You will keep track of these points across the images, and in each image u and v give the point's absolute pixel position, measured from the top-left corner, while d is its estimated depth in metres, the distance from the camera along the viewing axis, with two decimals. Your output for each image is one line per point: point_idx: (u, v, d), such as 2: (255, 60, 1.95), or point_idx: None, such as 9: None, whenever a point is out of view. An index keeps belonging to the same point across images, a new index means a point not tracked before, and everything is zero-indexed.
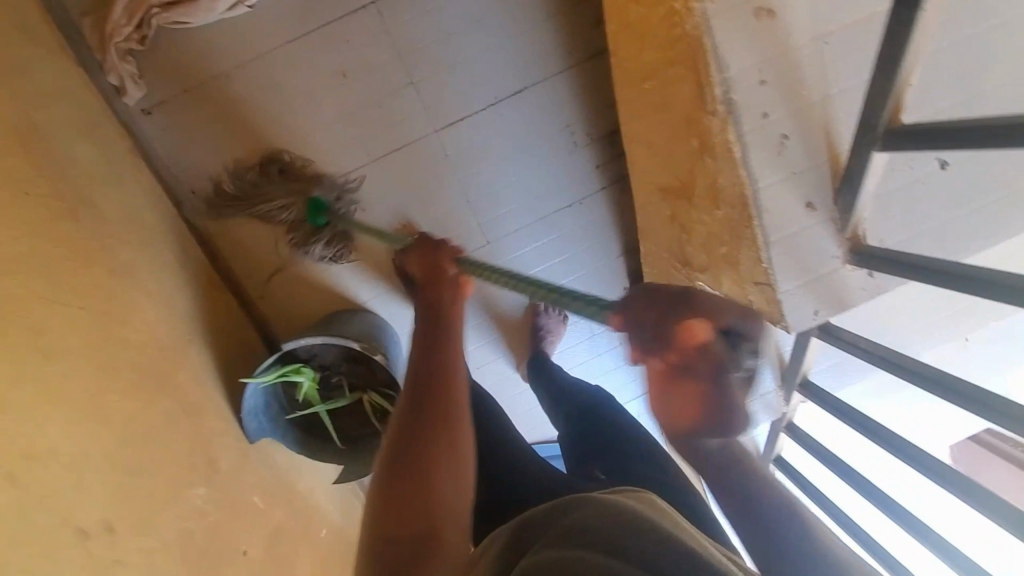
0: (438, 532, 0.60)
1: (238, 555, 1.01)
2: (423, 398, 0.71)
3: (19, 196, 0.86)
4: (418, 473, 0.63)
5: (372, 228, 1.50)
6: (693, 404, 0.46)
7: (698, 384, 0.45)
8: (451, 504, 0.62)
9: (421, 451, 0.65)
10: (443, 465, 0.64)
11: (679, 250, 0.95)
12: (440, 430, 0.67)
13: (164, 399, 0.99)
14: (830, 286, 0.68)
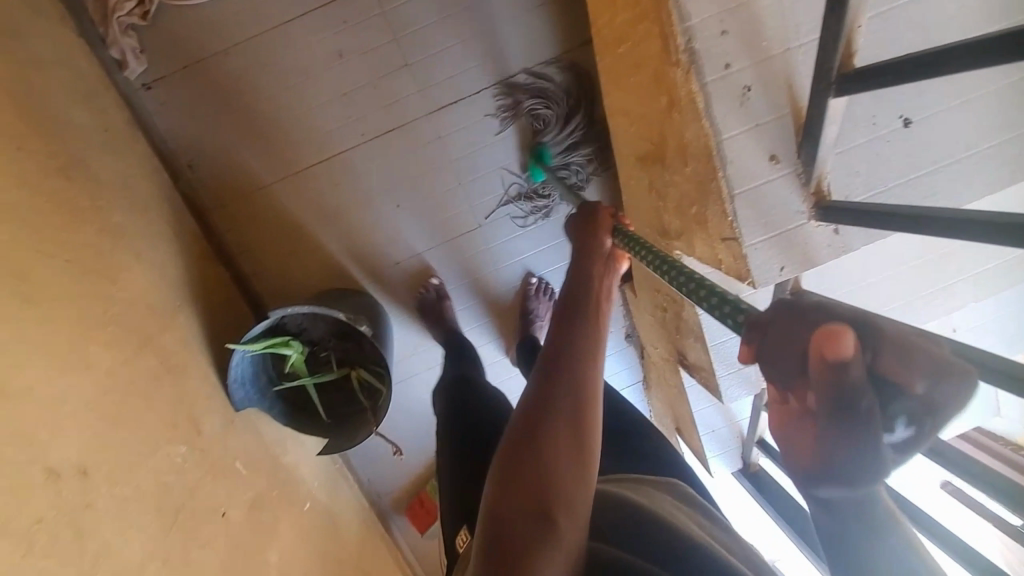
0: (554, 503, 0.58)
1: (215, 516, 1.01)
2: (534, 407, 0.63)
3: (9, 150, 0.89)
4: (538, 446, 0.60)
5: (365, 209, 1.51)
6: (828, 449, 0.36)
7: (832, 434, 0.36)
8: (574, 477, 0.60)
9: (552, 428, 0.61)
10: (547, 475, 0.59)
11: (658, 221, 0.95)
12: (575, 408, 0.63)
13: (147, 357, 1.01)
14: (795, 242, 0.69)
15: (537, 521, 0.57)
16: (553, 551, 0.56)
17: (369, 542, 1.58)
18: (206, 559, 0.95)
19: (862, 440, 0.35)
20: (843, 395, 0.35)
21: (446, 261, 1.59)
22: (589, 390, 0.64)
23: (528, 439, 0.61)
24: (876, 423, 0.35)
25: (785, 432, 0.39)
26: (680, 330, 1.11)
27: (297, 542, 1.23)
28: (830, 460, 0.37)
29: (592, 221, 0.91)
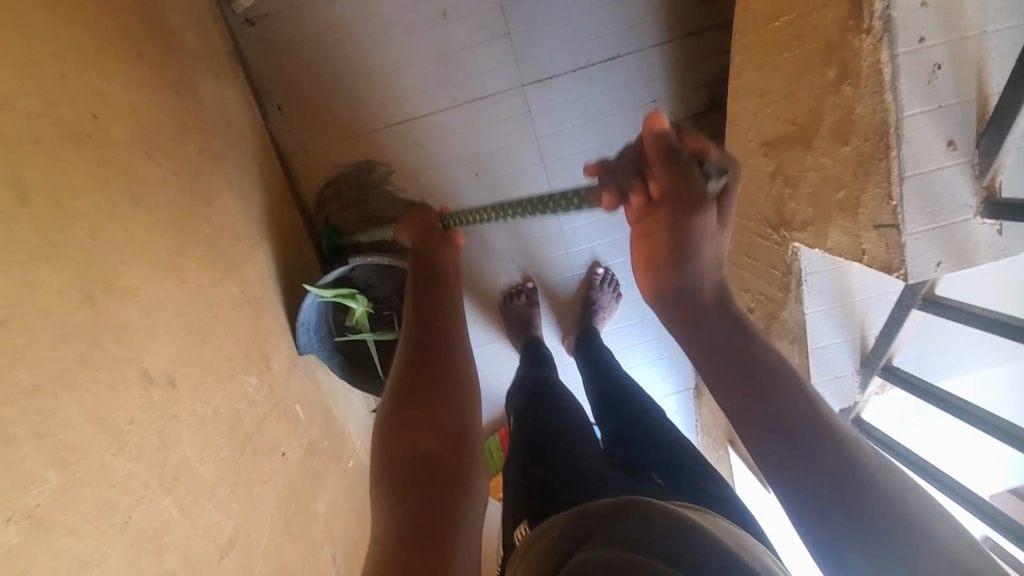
0: (450, 460, 0.63)
1: (276, 452, 0.99)
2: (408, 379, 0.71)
3: (130, 54, 0.88)
4: (401, 429, 0.65)
5: (442, 172, 1.48)
6: (697, 234, 0.62)
7: (672, 185, 0.61)
8: (459, 436, 0.66)
9: (415, 417, 0.66)
10: (444, 421, 0.66)
11: (775, 209, 0.92)
12: (437, 388, 0.69)
13: (231, 283, 1.00)
14: (957, 237, 0.65)
15: (438, 484, 0.60)
16: (461, 504, 0.59)
17: None
18: (267, 494, 0.93)
19: (696, 194, 0.60)
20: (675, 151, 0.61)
21: (514, 238, 1.53)
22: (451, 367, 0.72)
23: (398, 428, 0.65)
24: (694, 168, 0.61)
25: (650, 228, 0.64)
26: (769, 330, 1.06)
27: (341, 497, 1.20)
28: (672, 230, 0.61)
29: (424, 219, 1.03)
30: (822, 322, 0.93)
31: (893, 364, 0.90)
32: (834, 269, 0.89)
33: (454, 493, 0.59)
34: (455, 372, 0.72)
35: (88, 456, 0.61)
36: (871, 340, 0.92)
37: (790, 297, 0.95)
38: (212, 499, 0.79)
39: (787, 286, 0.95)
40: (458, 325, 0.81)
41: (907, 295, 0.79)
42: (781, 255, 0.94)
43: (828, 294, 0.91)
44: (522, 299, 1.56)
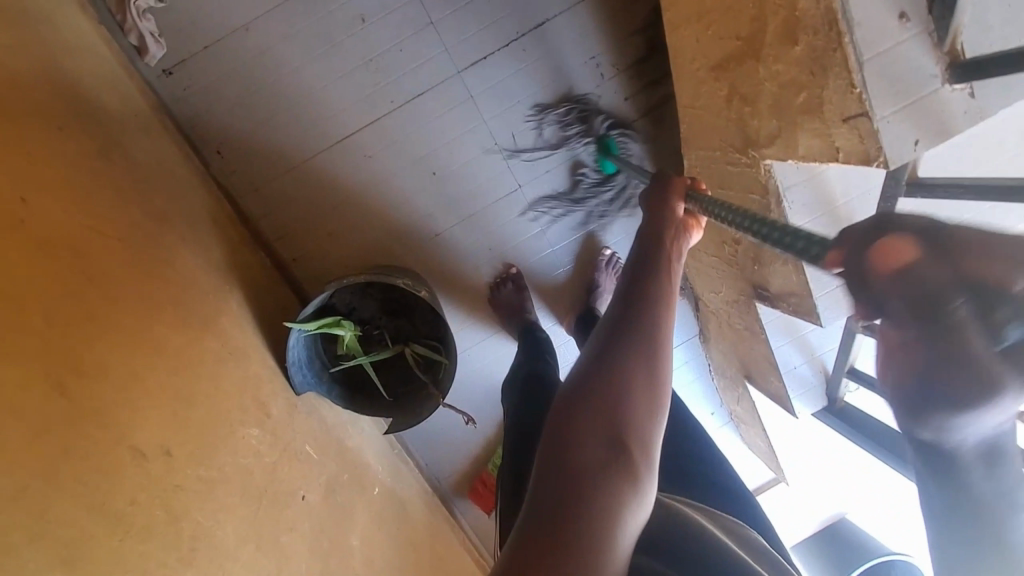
0: (633, 453, 0.55)
1: (296, 499, 0.95)
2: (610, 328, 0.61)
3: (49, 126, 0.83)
4: (571, 429, 0.56)
5: (396, 180, 1.43)
6: (958, 364, 0.35)
7: (922, 338, 0.36)
8: (632, 429, 0.56)
9: (590, 416, 0.56)
10: (613, 398, 0.57)
11: (739, 133, 0.89)
12: (607, 386, 0.57)
13: (208, 338, 0.95)
14: (929, 111, 0.62)
15: (602, 464, 0.53)
16: (623, 495, 0.53)
17: (437, 527, 1.51)
18: (295, 542, 0.89)
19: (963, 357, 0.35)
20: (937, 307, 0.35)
21: (485, 228, 1.50)
22: (636, 378, 0.58)
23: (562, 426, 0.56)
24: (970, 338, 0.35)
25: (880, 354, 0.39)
26: (761, 257, 1.04)
27: (373, 526, 1.17)
28: (928, 372, 0.36)
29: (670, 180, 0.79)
30: (809, 234, 0.91)
31: None
32: (809, 177, 0.87)
33: (622, 491, 0.53)
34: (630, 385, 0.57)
35: (93, 549, 0.57)
36: None
37: (773, 217, 0.92)
38: (236, 562, 0.76)
39: (767, 208, 0.92)
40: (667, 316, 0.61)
41: (890, 184, 0.77)
42: (755, 176, 0.92)
43: (810, 205, 0.89)
44: (507, 287, 1.52)
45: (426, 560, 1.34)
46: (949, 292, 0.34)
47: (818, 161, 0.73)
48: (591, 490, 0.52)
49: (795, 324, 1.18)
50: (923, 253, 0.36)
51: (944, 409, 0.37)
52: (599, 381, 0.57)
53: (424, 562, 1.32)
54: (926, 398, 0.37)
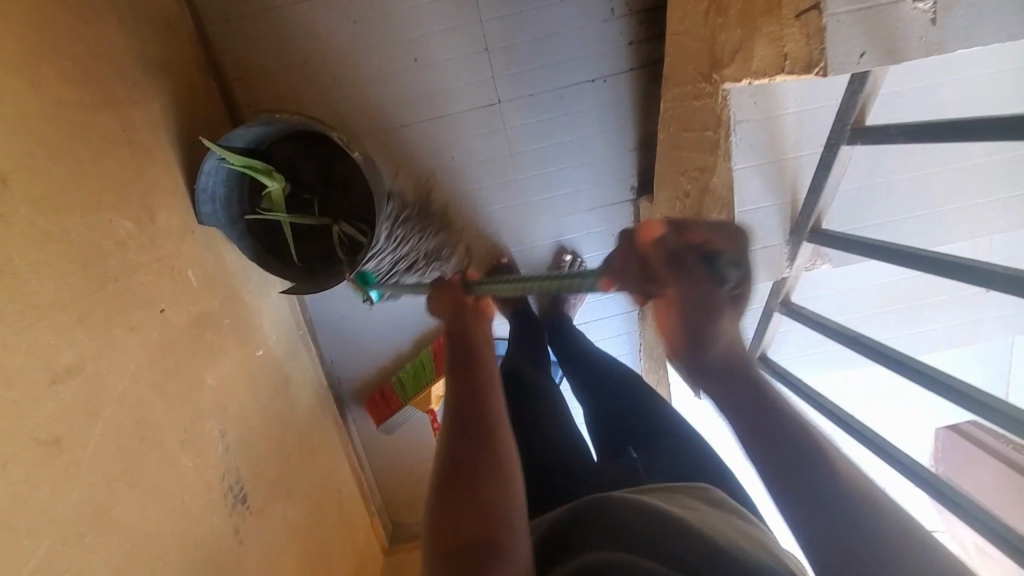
0: (499, 540, 0.58)
1: (149, 307, 0.89)
2: (451, 454, 0.66)
3: None
4: (473, 480, 0.63)
5: (374, 56, 1.33)
6: (716, 290, 0.52)
7: (689, 296, 0.53)
8: (495, 513, 0.60)
9: (480, 452, 0.66)
10: (468, 494, 0.61)
11: (708, 55, 0.84)
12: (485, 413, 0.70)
13: (105, 118, 0.89)
14: (883, 22, 0.58)
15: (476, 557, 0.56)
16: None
17: (322, 420, 1.45)
18: (132, 342, 0.84)
19: (707, 295, 0.52)
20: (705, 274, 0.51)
21: (454, 136, 1.42)
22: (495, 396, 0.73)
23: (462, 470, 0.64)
24: (711, 287, 0.52)
25: (676, 320, 0.54)
26: (702, 207, 0.99)
27: (240, 379, 1.11)
28: (693, 319, 0.53)
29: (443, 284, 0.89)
30: (751, 182, 0.86)
31: (821, 227, 0.84)
32: (764, 117, 0.81)
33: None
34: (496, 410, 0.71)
35: None
36: (801, 204, 0.86)
37: (720, 157, 0.87)
38: (45, 322, 0.70)
39: (718, 144, 0.86)
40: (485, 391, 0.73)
41: (837, 128, 0.72)
42: (713, 108, 0.86)
43: (760, 149, 0.83)
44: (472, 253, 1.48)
45: (295, 441, 1.28)
46: (688, 264, 0.52)
47: (766, 76, 0.69)
48: (500, 517, 0.60)
49: None
50: (669, 228, 0.53)
51: (705, 315, 0.52)
52: (456, 493, 0.62)
53: (292, 441, 1.26)
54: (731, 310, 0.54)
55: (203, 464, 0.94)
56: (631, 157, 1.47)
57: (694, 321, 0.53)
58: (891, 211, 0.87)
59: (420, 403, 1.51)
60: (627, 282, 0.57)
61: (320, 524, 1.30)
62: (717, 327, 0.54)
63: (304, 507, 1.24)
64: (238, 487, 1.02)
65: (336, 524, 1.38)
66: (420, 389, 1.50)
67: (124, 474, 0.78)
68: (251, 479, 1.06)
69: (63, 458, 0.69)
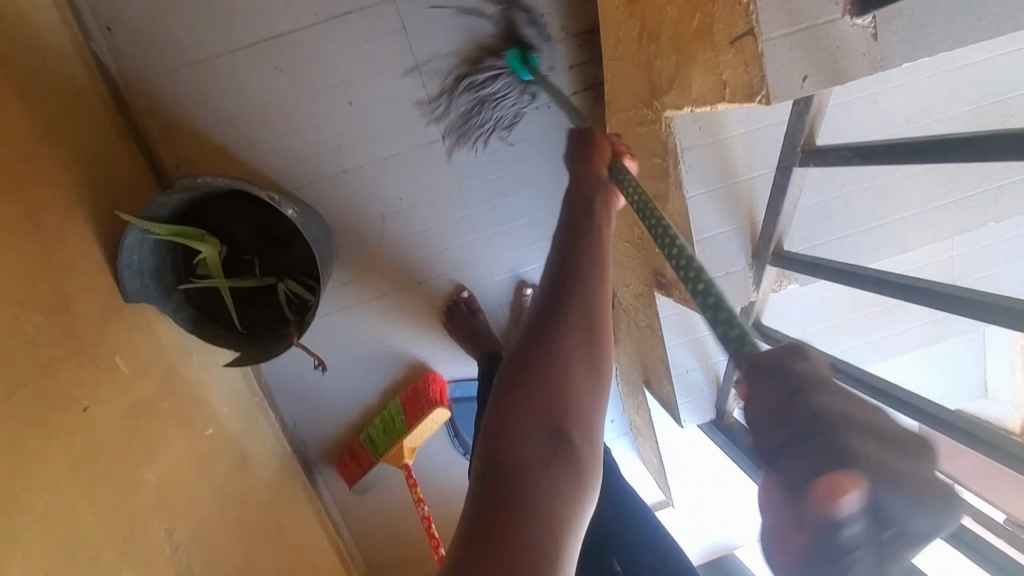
0: (572, 438, 0.56)
1: (68, 408, 0.81)
2: (537, 341, 0.61)
3: None
4: (555, 363, 0.59)
5: (306, 102, 1.27)
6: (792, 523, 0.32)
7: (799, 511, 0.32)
8: (567, 420, 0.57)
9: (564, 341, 0.61)
10: (547, 377, 0.59)
11: (647, 83, 0.80)
12: (589, 287, 0.64)
13: (4, 205, 0.81)
14: (822, 43, 0.54)
15: (550, 434, 0.55)
16: (566, 472, 0.54)
17: (287, 490, 1.35)
18: (52, 453, 0.76)
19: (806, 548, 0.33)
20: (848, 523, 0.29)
21: (401, 177, 1.36)
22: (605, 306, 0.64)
23: (526, 360, 0.60)
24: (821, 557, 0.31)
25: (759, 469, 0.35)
26: None
27: (188, 466, 1.02)
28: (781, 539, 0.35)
29: (594, 141, 0.79)
30: (705, 209, 0.81)
31: (783, 250, 0.79)
32: (711, 142, 0.78)
33: (562, 479, 0.53)
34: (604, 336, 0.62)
35: None
36: (759, 228, 0.82)
37: (669, 186, 0.83)
38: None
39: (667, 171, 0.82)
40: (600, 303, 0.64)
41: (786, 151, 0.69)
42: (658, 135, 0.82)
43: (710, 175, 0.79)
44: (462, 309, 1.45)
45: (258, 520, 1.18)
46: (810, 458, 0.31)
47: (708, 104, 0.65)
48: (569, 423, 0.57)
49: (694, 323, 1.09)
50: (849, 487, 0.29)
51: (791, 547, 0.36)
52: (528, 369, 0.59)
53: (256, 521, 1.17)
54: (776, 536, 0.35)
55: (148, 573, 0.84)
56: None
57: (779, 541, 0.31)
58: (852, 232, 0.84)
59: (393, 458, 1.42)
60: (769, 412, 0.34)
61: None
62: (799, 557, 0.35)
63: None
64: None
65: None
66: (391, 443, 1.42)
67: None
68: None
69: None
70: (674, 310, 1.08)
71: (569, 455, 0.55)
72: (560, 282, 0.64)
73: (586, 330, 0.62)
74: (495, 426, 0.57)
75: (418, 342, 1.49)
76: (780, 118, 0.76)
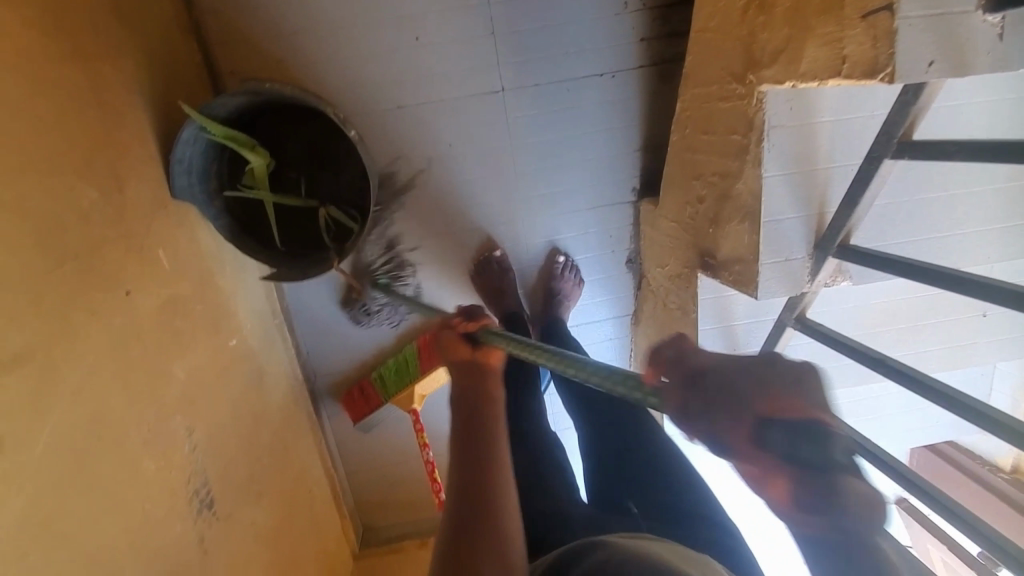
0: None
1: (111, 288, 0.79)
2: (463, 493, 0.65)
3: None
4: (476, 520, 0.63)
5: (372, 31, 1.24)
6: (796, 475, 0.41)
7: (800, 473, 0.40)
8: None
9: (477, 484, 0.65)
10: (478, 547, 0.61)
11: (744, 55, 0.79)
12: (485, 433, 0.70)
13: (73, 74, 0.80)
14: (956, 29, 0.53)
15: None
16: None
17: (294, 417, 1.35)
18: (93, 329, 0.74)
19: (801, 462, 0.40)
20: (823, 463, 0.38)
21: (454, 123, 1.34)
22: (495, 434, 0.71)
23: None
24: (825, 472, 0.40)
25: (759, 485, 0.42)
26: (722, 215, 0.94)
27: (210, 370, 1.01)
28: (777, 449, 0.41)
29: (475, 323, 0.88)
30: (780, 191, 0.81)
31: (850, 243, 0.79)
32: (798, 125, 0.77)
33: None
34: (495, 466, 0.67)
35: None
36: (828, 219, 0.82)
37: (747, 163, 0.82)
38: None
39: (747, 147, 0.81)
40: (491, 431, 0.70)
41: (881, 141, 0.68)
42: (744, 111, 0.81)
43: (791, 159, 0.79)
44: (490, 265, 1.44)
45: (266, 439, 1.18)
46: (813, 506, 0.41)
47: (817, 79, 0.64)
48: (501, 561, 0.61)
49: (730, 310, 1.10)
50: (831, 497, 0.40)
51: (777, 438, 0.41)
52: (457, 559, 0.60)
53: (264, 439, 1.17)
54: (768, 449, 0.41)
55: (167, 465, 0.83)
56: (635, 156, 1.41)
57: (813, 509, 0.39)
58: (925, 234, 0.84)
59: (402, 401, 1.42)
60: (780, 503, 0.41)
61: (289, 531, 1.20)
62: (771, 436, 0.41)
63: (272, 510, 1.14)
64: (205, 491, 0.92)
65: (304, 531, 1.29)
66: (402, 386, 1.42)
67: (86, 481, 0.68)
68: (219, 484, 0.96)
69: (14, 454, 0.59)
70: (713, 294, 1.09)
71: None
72: (465, 443, 0.69)
73: (471, 461, 0.67)
74: None
75: (440, 292, 1.49)
76: (879, 109, 0.76)
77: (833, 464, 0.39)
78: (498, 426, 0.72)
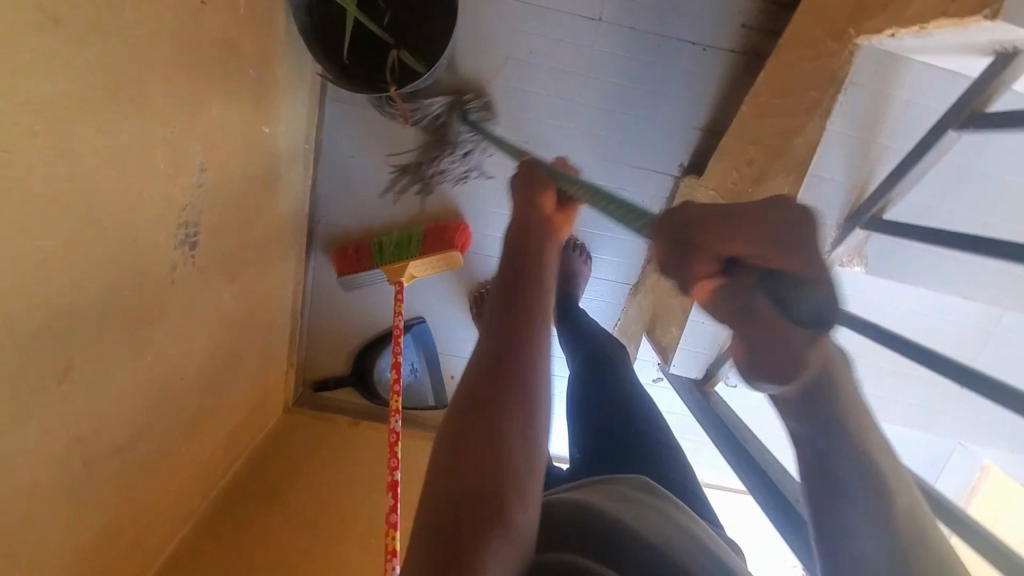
0: (517, 479, 0.53)
1: None
2: (495, 355, 0.59)
3: None
4: (511, 379, 0.57)
5: None
6: (780, 344, 0.53)
7: (765, 338, 0.53)
8: (513, 460, 0.53)
9: (519, 338, 0.59)
10: (506, 418, 0.55)
11: (853, 14, 0.82)
12: (534, 290, 0.64)
13: None
14: None
15: (491, 486, 0.51)
16: (515, 505, 0.52)
17: (286, 242, 1.35)
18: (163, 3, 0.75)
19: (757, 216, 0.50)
20: (788, 291, 0.51)
21: (545, 32, 1.35)
22: (541, 286, 0.65)
23: (454, 452, 0.54)
24: (804, 293, 0.50)
25: (755, 346, 0.54)
26: (767, 173, 0.97)
27: (241, 135, 1.02)
28: (775, 347, 0.53)
29: (530, 171, 0.77)
30: (836, 148, 0.83)
31: (882, 217, 0.82)
32: (878, 89, 0.79)
33: (511, 516, 0.51)
34: (536, 300, 0.63)
35: None
36: (869, 192, 0.84)
37: (816, 115, 0.84)
38: None
39: (821, 100, 0.84)
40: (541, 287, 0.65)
41: (952, 112, 0.71)
42: (831, 66, 0.84)
43: (859, 121, 0.82)
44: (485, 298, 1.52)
45: (257, 235, 1.18)
46: (779, 331, 0.52)
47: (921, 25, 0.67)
48: (524, 427, 0.55)
49: None
50: (760, 296, 0.52)
51: (763, 357, 0.54)
52: (471, 419, 0.55)
53: (256, 234, 1.16)
54: (762, 370, 0.55)
55: (173, 176, 0.83)
56: (694, 133, 1.44)
57: (767, 350, 0.54)
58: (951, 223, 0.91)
59: (393, 271, 1.43)
60: (759, 347, 0.54)
61: (243, 331, 1.20)
62: (795, 352, 0.53)
63: (237, 302, 1.14)
64: (193, 230, 0.92)
65: (256, 346, 1.29)
66: (398, 257, 1.44)
67: (109, 127, 0.69)
68: (208, 237, 0.97)
69: (59, 41, 0.59)
70: None
71: (518, 479, 0.53)
72: (506, 297, 0.63)
73: (519, 313, 0.62)
74: (426, 526, 0.50)
75: (467, 189, 1.49)
76: (935, 105, 0.78)
77: (802, 318, 0.51)
78: (545, 277, 0.66)
